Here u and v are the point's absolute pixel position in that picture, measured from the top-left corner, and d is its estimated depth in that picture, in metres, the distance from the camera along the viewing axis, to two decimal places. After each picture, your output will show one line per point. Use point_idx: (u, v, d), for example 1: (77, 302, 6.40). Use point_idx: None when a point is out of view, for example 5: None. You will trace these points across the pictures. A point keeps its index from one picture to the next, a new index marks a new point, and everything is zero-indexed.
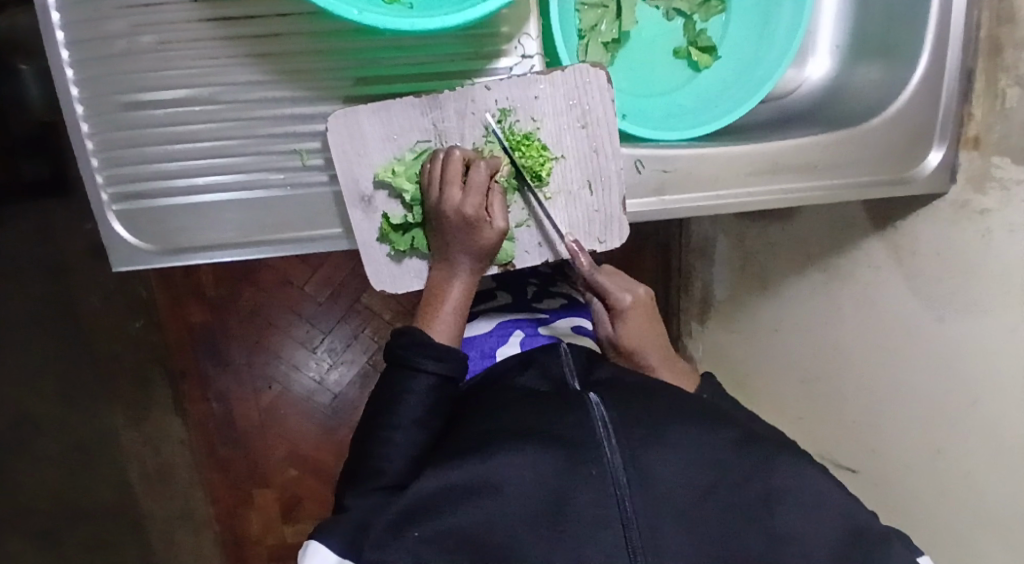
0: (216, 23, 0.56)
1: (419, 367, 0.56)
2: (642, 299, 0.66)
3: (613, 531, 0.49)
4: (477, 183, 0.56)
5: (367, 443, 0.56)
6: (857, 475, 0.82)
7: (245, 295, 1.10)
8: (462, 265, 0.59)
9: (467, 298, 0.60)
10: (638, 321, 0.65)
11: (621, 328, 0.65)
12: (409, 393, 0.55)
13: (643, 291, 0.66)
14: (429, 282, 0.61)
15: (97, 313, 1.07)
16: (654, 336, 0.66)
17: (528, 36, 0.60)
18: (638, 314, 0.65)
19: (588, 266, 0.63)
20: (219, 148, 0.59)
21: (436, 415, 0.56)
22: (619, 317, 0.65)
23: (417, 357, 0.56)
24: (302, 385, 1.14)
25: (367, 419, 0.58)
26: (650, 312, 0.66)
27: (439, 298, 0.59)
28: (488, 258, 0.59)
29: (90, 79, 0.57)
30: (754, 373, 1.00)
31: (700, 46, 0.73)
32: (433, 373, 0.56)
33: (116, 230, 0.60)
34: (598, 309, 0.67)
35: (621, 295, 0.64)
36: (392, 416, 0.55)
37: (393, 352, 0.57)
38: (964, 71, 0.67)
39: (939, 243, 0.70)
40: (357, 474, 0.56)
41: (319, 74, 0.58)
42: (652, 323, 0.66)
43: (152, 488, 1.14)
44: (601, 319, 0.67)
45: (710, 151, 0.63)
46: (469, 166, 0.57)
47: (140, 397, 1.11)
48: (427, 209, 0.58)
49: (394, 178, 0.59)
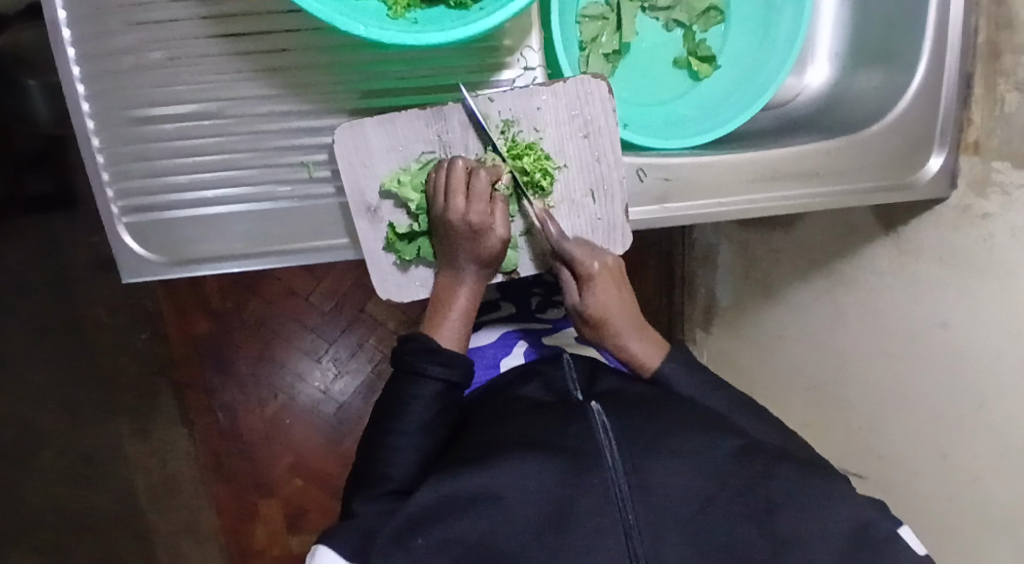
0: (223, 39, 0.57)
1: (425, 373, 0.56)
2: (611, 266, 0.63)
3: (616, 538, 0.50)
4: (479, 187, 0.57)
5: (373, 448, 0.57)
6: (864, 481, 0.82)
7: (251, 306, 1.10)
8: (467, 273, 0.60)
9: (473, 306, 0.61)
10: (607, 288, 0.63)
11: (590, 296, 0.63)
12: (415, 399, 0.56)
13: (612, 257, 0.63)
14: (436, 289, 0.61)
15: (103, 325, 1.07)
16: (620, 303, 0.64)
17: (530, 48, 0.61)
18: (607, 282, 0.63)
19: (557, 232, 0.61)
20: (227, 161, 0.59)
21: (441, 420, 0.57)
22: (588, 285, 0.62)
23: (422, 362, 0.56)
24: (308, 395, 1.14)
25: (374, 425, 0.59)
26: (618, 279, 0.64)
27: (444, 306, 0.60)
28: (494, 266, 0.60)
29: (101, 94, 0.58)
30: (759, 381, 1.00)
31: (700, 55, 0.73)
32: (438, 378, 0.56)
33: (126, 243, 0.61)
34: (564, 275, 0.64)
35: (590, 263, 0.61)
36: (398, 422, 0.56)
37: (399, 357, 0.58)
38: (963, 76, 0.68)
39: (942, 248, 0.70)
40: (364, 481, 0.56)
41: (324, 88, 0.59)
42: (620, 289, 0.64)
43: (158, 501, 1.14)
44: (568, 287, 0.64)
45: (713, 159, 0.64)
46: (471, 172, 0.58)
47: (146, 408, 1.11)
48: (433, 218, 0.59)
49: (400, 187, 0.59)
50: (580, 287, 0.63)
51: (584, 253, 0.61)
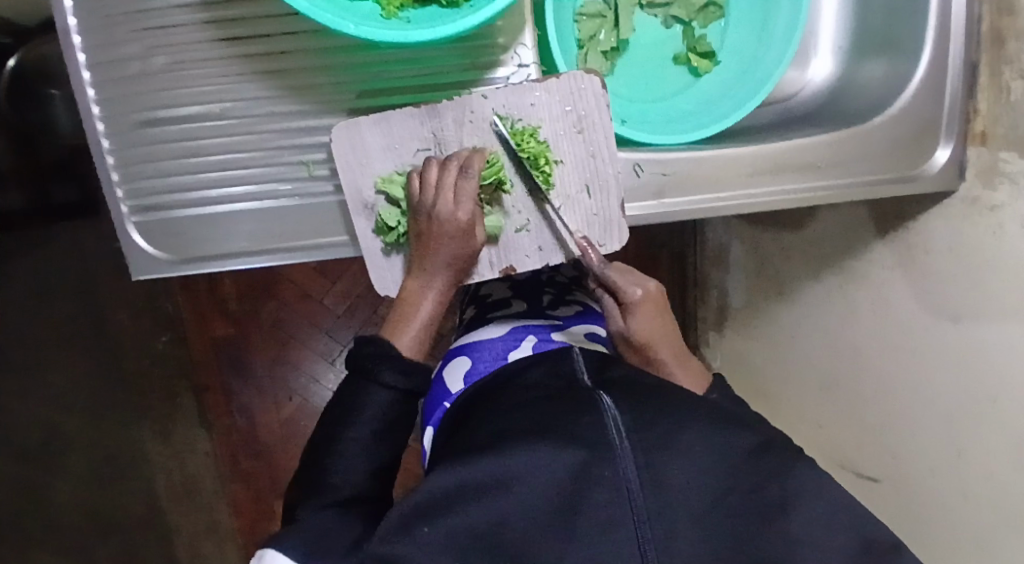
0: (225, 43, 0.59)
1: (377, 379, 0.57)
2: (654, 294, 0.64)
3: (626, 531, 0.49)
4: (448, 183, 0.58)
5: (350, 452, 0.58)
6: (881, 483, 0.80)
7: (268, 309, 1.12)
8: (438, 278, 0.60)
9: (438, 312, 0.61)
10: (649, 315, 0.64)
11: (632, 322, 0.64)
12: (369, 405, 0.57)
13: (654, 286, 0.65)
14: (401, 293, 0.61)
15: (126, 329, 1.11)
16: (666, 332, 0.64)
17: (524, 45, 0.61)
18: (650, 308, 0.64)
19: (598, 263, 0.62)
20: (231, 161, 0.61)
21: (397, 426, 0.59)
22: (630, 311, 0.63)
23: (379, 368, 0.57)
24: (323, 397, 1.15)
25: (323, 427, 0.60)
26: (661, 306, 0.65)
27: (411, 309, 0.60)
28: (463, 269, 0.61)
29: (111, 99, 0.60)
30: (774, 383, 0.98)
31: (700, 51, 0.73)
32: (391, 386, 0.57)
33: (135, 242, 0.63)
34: (607, 303, 0.65)
35: (633, 290, 0.63)
36: (350, 425, 0.57)
37: (356, 361, 0.58)
38: (968, 64, 0.66)
39: (952, 240, 0.69)
40: (350, 480, 0.58)
41: (323, 88, 0.61)
42: (664, 317, 0.65)
43: (179, 500, 1.17)
44: (613, 315, 0.65)
45: (710, 154, 0.64)
46: (442, 165, 0.58)
47: (166, 410, 1.14)
48: (413, 212, 0.59)
49: (391, 186, 0.60)
50: (622, 314, 0.64)
51: (622, 279, 0.63)
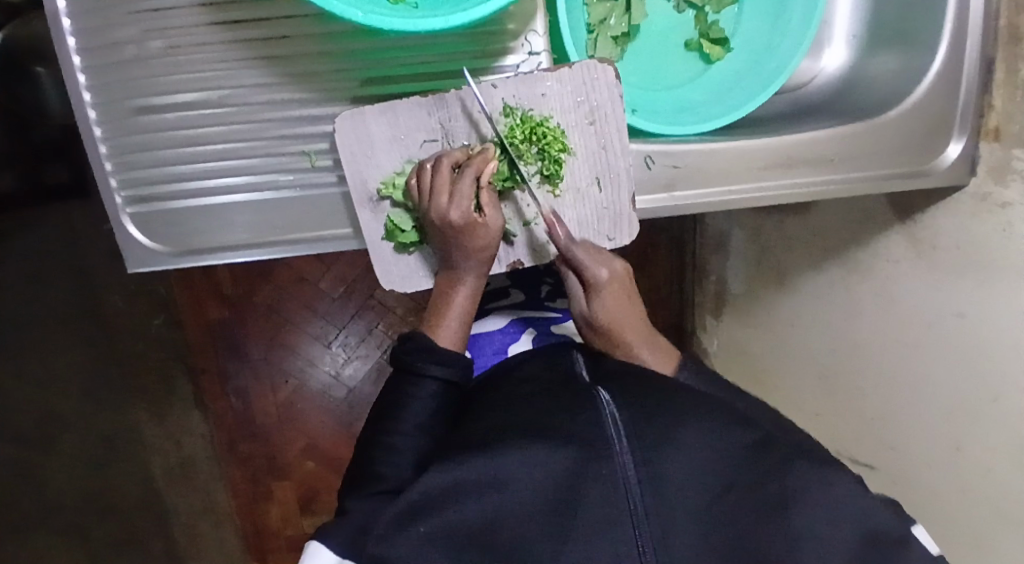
0: (223, 26, 0.57)
1: (425, 373, 0.56)
2: (620, 274, 0.63)
3: (625, 529, 0.48)
4: (442, 181, 0.55)
5: (362, 451, 0.58)
6: (875, 472, 0.81)
7: (263, 292, 1.10)
8: (468, 271, 0.59)
9: (471, 304, 0.60)
10: (615, 296, 0.63)
11: (597, 304, 0.63)
12: (399, 409, 0.56)
13: (620, 264, 0.64)
14: (436, 290, 0.61)
15: (119, 311, 1.09)
16: (630, 314, 0.64)
17: (534, 32, 0.59)
18: (615, 289, 0.63)
19: (565, 236, 0.60)
20: (229, 150, 0.59)
21: None
22: (596, 292, 0.62)
23: (421, 362, 0.56)
24: (318, 380, 1.14)
25: (363, 432, 0.59)
26: (627, 287, 0.64)
27: (445, 304, 0.59)
28: (489, 257, 0.59)
29: (104, 85, 0.58)
30: (771, 372, 0.98)
31: (712, 38, 0.72)
32: (438, 378, 0.56)
33: (131, 234, 0.61)
34: (571, 281, 0.64)
35: (599, 270, 0.62)
36: (377, 431, 0.57)
37: (398, 358, 0.58)
38: (984, 60, 0.65)
39: (959, 237, 0.68)
40: (355, 483, 0.57)
41: (325, 75, 0.58)
42: (629, 297, 0.64)
43: (176, 482, 1.16)
44: (576, 295, 0.64)
45: (723, 146, 0.63)
46: (435, 166, 0.56)
47: (162, 393, 1.13)
48: (421, 213, 0.57)
49: (395, 192, 0.59)
50: (587, 295, 0.63)
51: (592, 260, 0.62)
